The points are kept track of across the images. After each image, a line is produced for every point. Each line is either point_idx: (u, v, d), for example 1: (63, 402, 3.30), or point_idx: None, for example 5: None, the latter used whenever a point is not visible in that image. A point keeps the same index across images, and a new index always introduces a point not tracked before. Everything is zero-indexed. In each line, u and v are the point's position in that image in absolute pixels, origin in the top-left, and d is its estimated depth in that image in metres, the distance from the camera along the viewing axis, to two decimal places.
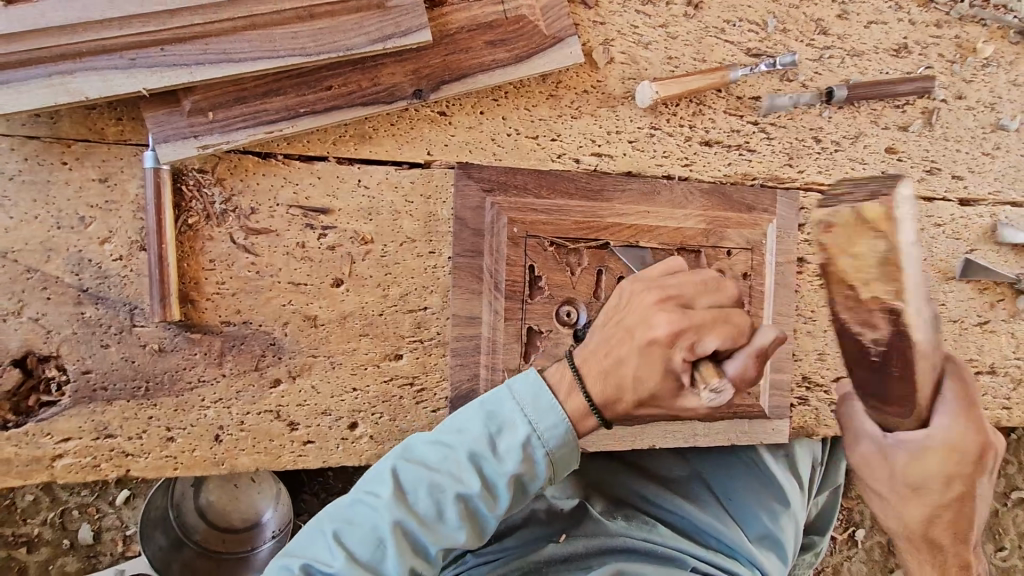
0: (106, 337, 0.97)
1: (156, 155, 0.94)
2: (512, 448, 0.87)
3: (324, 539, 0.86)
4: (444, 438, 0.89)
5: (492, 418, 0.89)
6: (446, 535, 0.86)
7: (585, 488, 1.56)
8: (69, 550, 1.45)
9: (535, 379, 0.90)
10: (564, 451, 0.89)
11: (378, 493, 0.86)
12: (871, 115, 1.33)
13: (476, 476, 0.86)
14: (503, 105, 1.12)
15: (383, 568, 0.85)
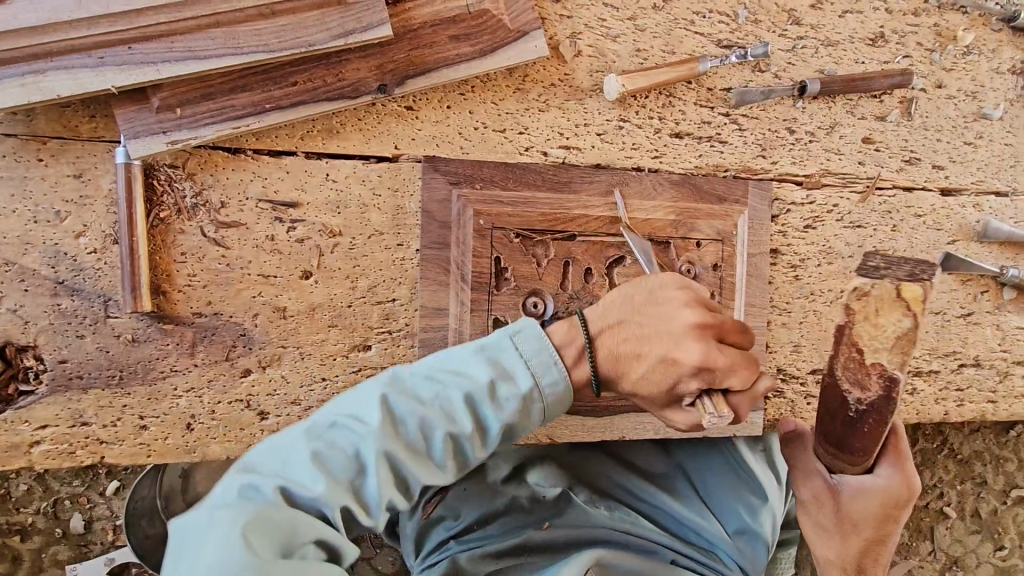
0: (81, 328, 1.01)
1: (126, 151, 0.97)
2: (506, 394, 0.89)
3: (302, 454, 0.82)
4: (439, 377, 0.89)
5: (492, 364, 0.90)
6: (428, 472, 0.88)
7: (568, 476, 1.51)
8: (61, 538, 1.49)
9: (538, 329, 0.92)
10: (555, 404, 0.93)
11: (367, 419, 0.85)
12: (847, 105, 1.32)
13: (468, 417, 0.88)
14: (470, 99, 1.14)
15: (362, 497, 0.84)
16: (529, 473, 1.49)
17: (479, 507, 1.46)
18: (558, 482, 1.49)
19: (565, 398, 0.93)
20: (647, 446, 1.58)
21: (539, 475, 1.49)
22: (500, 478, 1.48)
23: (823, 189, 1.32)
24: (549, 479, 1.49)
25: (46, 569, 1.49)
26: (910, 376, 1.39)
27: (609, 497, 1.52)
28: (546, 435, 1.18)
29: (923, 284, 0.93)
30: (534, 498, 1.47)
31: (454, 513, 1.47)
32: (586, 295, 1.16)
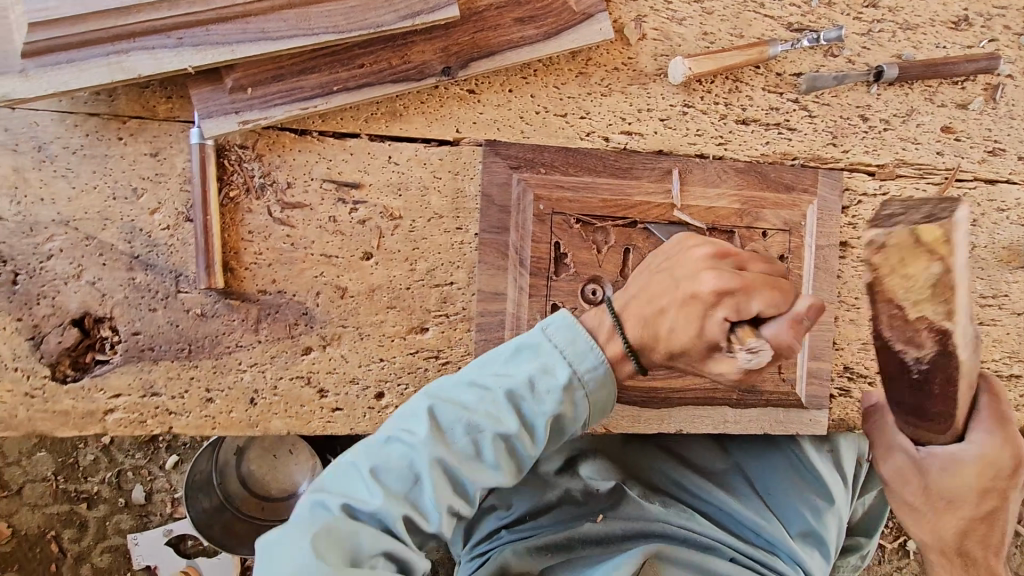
0: (153, 302, 1.04)
1: (200, 130, 1.00)
2: (549, 389, 0.89)
3: (360, 471, 0.85)
4: (478, 381, 0.90)
5: (528, 359, 0.91)
6: (482, 475, 0.88)
7: (621, 470, 1.51)
8: (124, 508, 1.56)
9: (570, 320, 0.92)
10: (602, 391, 0.92)
11: (417, 430, 0.86)
12: (925, 92, 1.26)
13: (512, 415, 0.88)
14: (532, 83, 1.13)
15: (421, 506, 0.85)
16: (581, 466, 1.50)
17: (530, 496, 1.45)
18: (611, 475, 1.49)
19: (608, 385, 0.92)
20: (701, 444, 1.57)
21: (593, 467, 1.50)
22: (553, 469, 1.49)
23: (897, 180, 1.26)
24: (602, 472, 1.49)
25: (109, 537, 1.55)
26: (988, 380, 1.30)
27: (663, 492, 1.51)
28: (601, 425, 1.15)
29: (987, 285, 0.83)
30: (588, 490, 1.46)
31: (506, 503, 1.47)
32: None
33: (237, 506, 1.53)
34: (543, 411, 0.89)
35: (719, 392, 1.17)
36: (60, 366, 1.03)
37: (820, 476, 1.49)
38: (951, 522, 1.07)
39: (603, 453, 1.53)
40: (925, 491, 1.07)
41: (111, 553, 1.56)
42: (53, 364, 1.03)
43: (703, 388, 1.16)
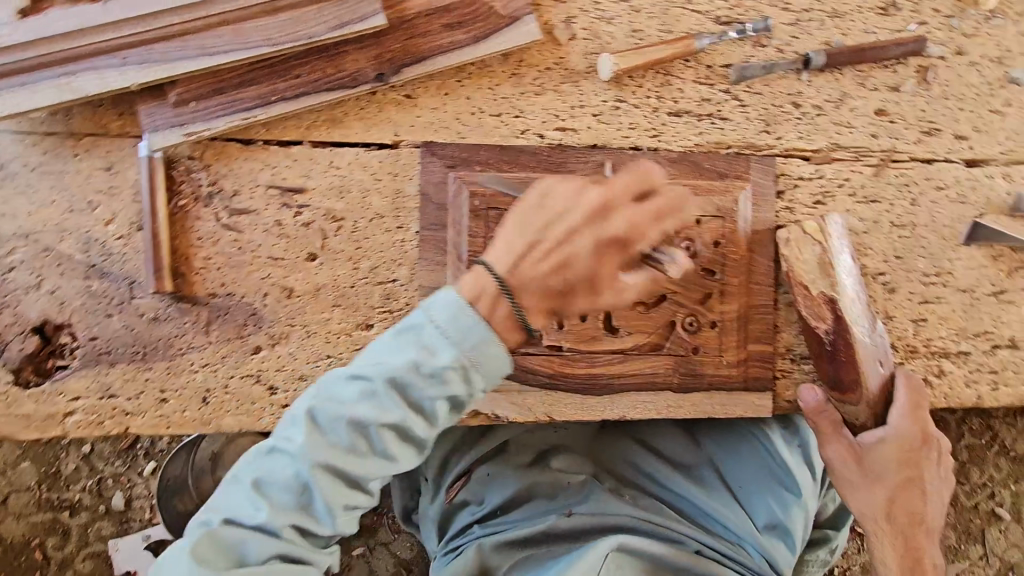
0: (109, 308, 1.10)
1: (148, 143, 1.06)
2: (430, 370, 0.90)
3: (246, 486, 0.90)
4: (354, 376, 0.91)
5: (408, 344, 0.91)
6: (376, 468, 0.92)
7: (593, 464, 1.51)
8: (105, 515, 1.60)
9: (451, 298, 0.91)
10: (490, 364, 0.92)
11: (295, 437, 0.90)
12: (857, 77, 1.29)
13: (397, 404, 0.90)
14: (467, 86, 1.18)
15: (315, 510, 0.91)
16: (552, 460, 1.48)
17: (500, 491, 1.44)
18: (583, 470, 1.48)
19: (498, 355, 0.92)
20: (672, 437, 1.52)
21: (565, 461, 1.48)
22: (524, 462, 1.47)
23: (833, 164, 1.28)
24: (573, 466, 1.48)
25: (91, 544, 1.60)
26: (936, 358, 1.31)
27: (635, 486, 1.48)
28: (545, 414, 1.18)
29: (821, 219, 1.17)
30: (559, 484, 1.44)
31: (478, 498, 1.46)
32: None
33: None
34: (430, 395, 0.91)
35: (661, 376, 1.20)
36: (24, 372, 1.09)
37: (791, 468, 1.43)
38: (884, 493, 1.15)
39: (577, 448, 1.53)
40: (862, 468, 1.15)
41: (93, 559, 1.60)
42: (16, 370, 1.08)
43: (645, 374, 1.19)
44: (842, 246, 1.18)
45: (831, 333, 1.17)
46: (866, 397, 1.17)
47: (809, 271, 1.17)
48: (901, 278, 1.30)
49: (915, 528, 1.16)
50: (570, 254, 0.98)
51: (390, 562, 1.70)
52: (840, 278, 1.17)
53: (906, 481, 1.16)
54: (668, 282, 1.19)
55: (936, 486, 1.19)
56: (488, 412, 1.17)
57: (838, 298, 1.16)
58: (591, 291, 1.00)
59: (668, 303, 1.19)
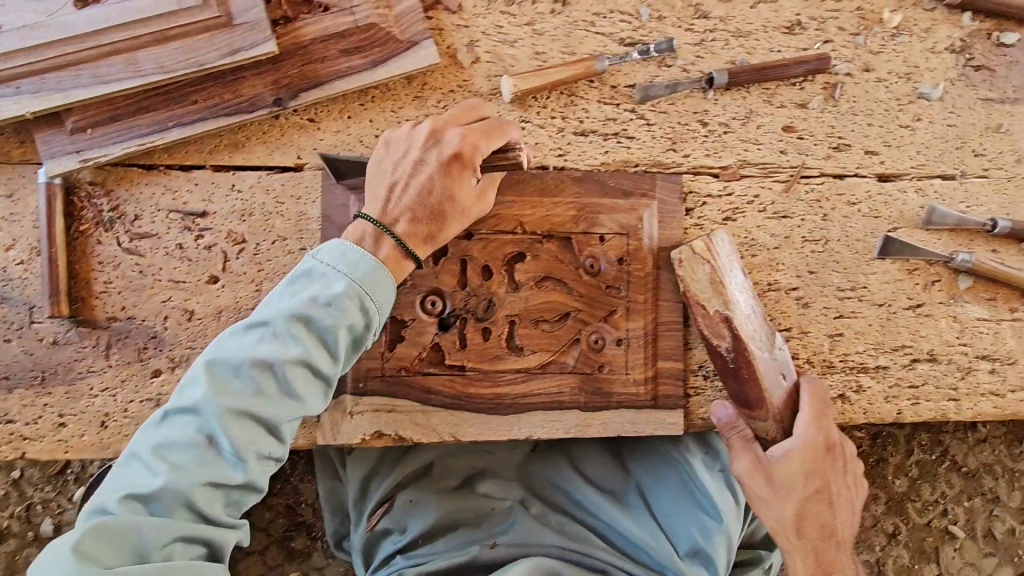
0: (8, 332, 1.10)
1: (46, 170, 1.08)
2: (325, 301, 0.93)
3: (144, 456, 0.86)
4: (248, 328, 0.91)
5: (300, 287, 0.94)
6: (281, 407, 0.90)
7: (520, 489, 1.47)
8: (34, 541, 1.59)
9: (340, 241, 0.97)
10: (382, 292, 0.97)
11: (195, 391, 0.87)
12: (763, 95, 1.30)
13: (296, 339, 0.91)
14: (370, 109, 1.20)
15: (222, 463, 0.86)
16: (478, 485, 1.45)
17: (422, 519, 1.42)
18: (509, 495, 1.45)
19: (389, 283, 0.98)
20: (600, 458, 1.49)
21: (491, 487, 1.46)
22: (450, 488, 1.46)
23: (741, 180, 1.29)
24: (500, 492, 1.46)
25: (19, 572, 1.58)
26: (855, 373, 1.30)
27: (562, 512, 1.44)
28: (449, 434, 1.15)
29: (705, 237, 1.14)
30: (484, 511, 1.43)
31: (401, 526, 1.43)
32: (484, 292, 1.16)
33: None
34: (329, 327, 0.92)
35: (567, 396, 1.17)
36: None
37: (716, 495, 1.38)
38: (792, 507, 1.10)
39: (503, 472, 1.48)
40: (770, 484, 1.10)
41: None
42: None
43: (550, 393, 1.16)
44: (730, 261, 1.16)
45: (730, 351, 1.13)
46: (773, 411, 1.13)
47: (703, 285, 1.15)
48: (816, 292, 1.29)
49: (824, 542, 1.11)
50: (426, 185, 1.04)
51: None
52: (733, 293, 1.14)
53: (815, 493, 1.11)
54: (572, 300, 1.18)
55: (845, 496, 1.14)
56: (390, 433, 1.14)
57: (732, 316, 1.13)
58: (461, 210, 1.05)
59: (572, 320, 1.17)
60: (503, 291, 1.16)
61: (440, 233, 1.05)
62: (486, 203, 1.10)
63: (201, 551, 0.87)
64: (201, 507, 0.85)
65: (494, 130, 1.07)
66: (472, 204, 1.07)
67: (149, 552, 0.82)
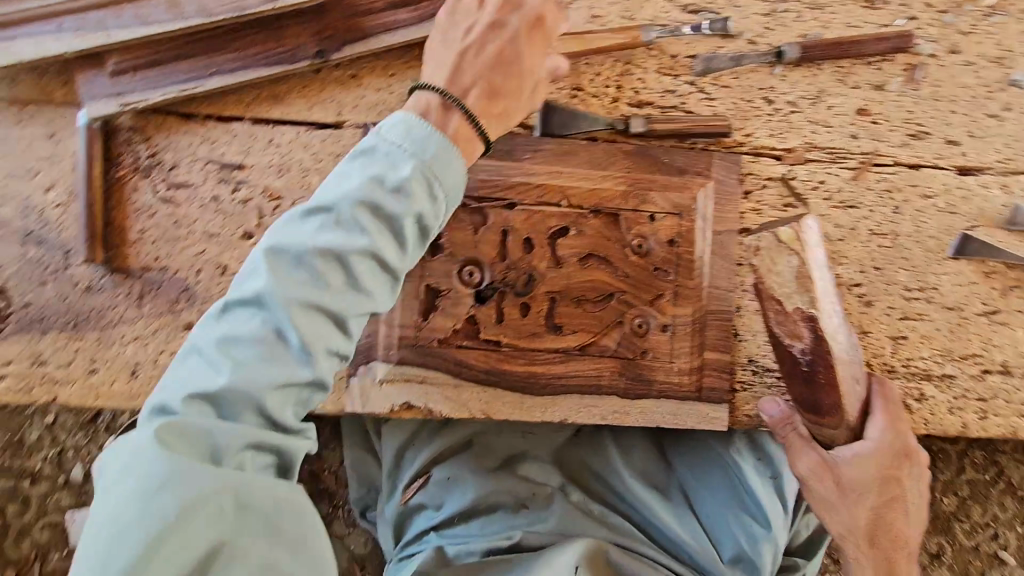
0: (44, 275, 1.10)
1: (85, 113, 1.06)
2: (412, 176, 0.83)
3: (202, 354, 0.74)
4: (333, 201, 0.80)
5: (364, 167, 0.83)
6: (348, 298, 0.80)
7: (560, 474, 1.46)
8: (64, 486, 1.62)
9: (406, 115, 0.86)
10: (449, 174, 0.85)
11: (252, 280, 0.77)
12: (836, 73, 1.20)
13: (372, 221, 0.81)
14: (415, 67, 1.14)
15: (289, 357, 0.75)
16: (519, 468, 1.45)
17: (458, 498, 1.42)
18: (548, 480, 1.45)
19: (459, 165, 0.87)
20: (643, 451, 1.47)
21: (531, 470, 1.45)
22: (489, 468, 1.44)
23: (806, 164, 1.20)
24: (539, 476, 1.44)
25: (49, 514, 1.62)
26: (916, 380, 1.20)
27: (600, 501, 1.44)
28: (481, 411, 1.11)
29: (792, 224, 1.05)
30: (523, 496, 1.42)
31: (436, 502, 1.43)
32: (524, 265, 1.11)
33: None
34: (398, 214, 0.82)
35: (605, 380, 1.12)
36: None
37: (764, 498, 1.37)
38: (862, 514, 1.05)
39: (544, 455, 1.47)
40: (839, 489, 1.05)
41: (51, 529, 1.62)
42: None
43: (587, 376, 1.12)
44: (820, 254, 1.05)
45: (808, 352, 1.05)
46: (846, 422, 1.05)
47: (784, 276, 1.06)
48: (879, 290, 1.19)
49: (895, 552, 1.07)
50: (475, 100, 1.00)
51: (342, 557, 1.66)
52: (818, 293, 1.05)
53: (888, 500, 1.06)
54: (616, 281, 1.12)
55: (916, 504, 1.09)
56: (420, 406, 1.11)
57: (818, 314, 1.03)
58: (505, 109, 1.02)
59: (616, 301, 1.12)
60: (545, 266, 1.11)
61: (510, 114, 1.04)
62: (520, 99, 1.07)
63: (271, 461, 0.76)
64: (269, 409, 0.74)
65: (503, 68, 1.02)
66: (517, 99, 1.05)
67: (219, 458, 0.71)
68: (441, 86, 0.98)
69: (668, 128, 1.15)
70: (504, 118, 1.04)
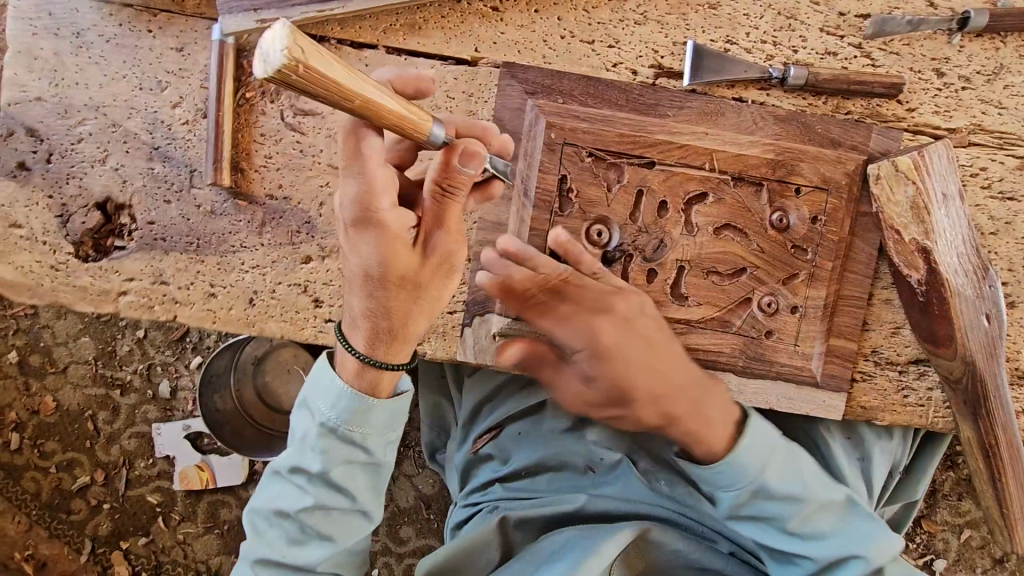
0: (168, 194, 1.08)
1: (221, 27, 1.01)
2: (359, 398, 0.96)
3: (258, 527, 1.02)
4: (305, 437, 0.99)
5: (317, 404, 0.98)
6: (335, 497, 1.00)
7: (631, 440, 1.37)
8: (151, 399, 1.67)
9: (337, 400, 0.96)
10: (369, 419, 0.97)
11: (279, 486, 1.02)
12: (1020, 49, 1.08)
13: (333, 447, 0.98)
14: (561, 4, 1.06)
15: (299, 545, 1.01)
16: (588, 432, 1.38)
17: (526, 453, 1.41)
18: (618, 446, 1.37)
19: (387, 404, 0.98)
20: None
21: (600, 435, 1.38)
22: (559, 428, 1.40)
23: (970, 147, 1.10)
24: (609, 441, 1.38)
25: (136, 424, 1.67)
26: None
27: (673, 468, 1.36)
28: None
29: (914, 153, 1.01)
30: (592, 459, 1.38)
31: (504, 456, 1.43)
32: (657, 230, 1.06)
33: (250, 411, 1.60)
34: (356, 429, 0.98)
35: (724, 356, 1.08)
36: (83, 246, 1.10)
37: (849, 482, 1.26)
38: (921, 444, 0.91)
39: (615, 418, 1.40)
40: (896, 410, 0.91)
41: (138, 438, 1.68)
42: (76, 242, 1.09)
43: (707, 351, 1.08)
44: (943, 182, 1.02)
45: (923, 284, 1.04)
46: (962, 354, 1.04)
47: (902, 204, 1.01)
48: None
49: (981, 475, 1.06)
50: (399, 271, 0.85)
51: (410, 494, 1.71)
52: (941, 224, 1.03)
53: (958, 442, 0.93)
54: (751, 254, 1.06)
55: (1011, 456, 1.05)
56: (531, 361, 1.09)
57: (932, 246, 1.02)
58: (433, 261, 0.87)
59: (747, 277, 1.07)
60: (678, 232, 1.06)
61: (420, 285, 0.88)
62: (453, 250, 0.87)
63: None
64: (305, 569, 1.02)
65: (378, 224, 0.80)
66: (416, 260, 0.85)
67: None
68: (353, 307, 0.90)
69: (831, 86, 1.05)
70: (417, 292, 0.88)
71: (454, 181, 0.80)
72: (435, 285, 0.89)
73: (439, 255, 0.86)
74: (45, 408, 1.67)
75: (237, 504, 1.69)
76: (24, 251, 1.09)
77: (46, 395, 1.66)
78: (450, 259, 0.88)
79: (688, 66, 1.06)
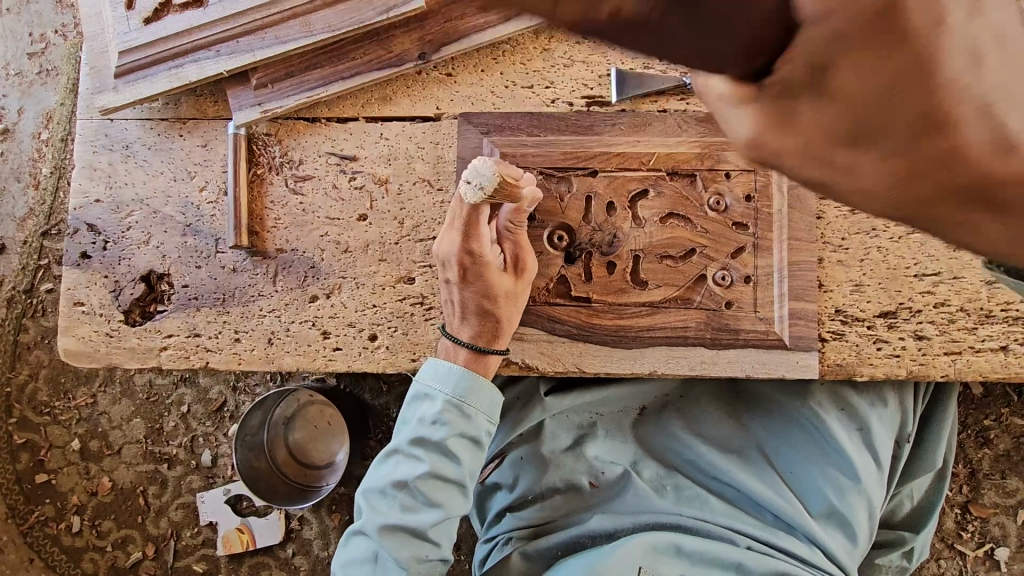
0: (199, 260, 1.30)
1: (234, 122, 1.27)
2: (473, 376, 1.13)
3: (378, 500, 1.14)
4: (427, 413, 1.14)
5: (437, 387, 1.14)
6: (446, 467, 1.12)
7: (631, 452, 1.43)
8: (195, 469, 1.81)
9: (456, 378, 1.13)
10: (480, 395, 1.14)
11: (397, 462, 1.15)
12: None
13: (452, 420, 1.12)
14: (502, 62, 1.29)
15: (412, 513, 1.12)
16: (589, 446, 1.43)
17: (533, 476, 1.44)
18: (620, 459, 1.42)
19: (491, 384, 1.15)
20: (717, 421, 1.43)
21: (600, 449, 1.43)
22: (560, 447, 1.45)
23: None
24: (610, 455, 1.43)
25: (182, 495, 1.80)
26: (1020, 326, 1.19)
27: (677, 473, 1.39)
28: (575, 365, 1.19)
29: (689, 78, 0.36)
30: (595, 473, 1.41)
31: (511, 482, 1.47)
32: (609, 227, 1.20)
33: (283, 469, 1.72)
34: (471, 405, 1.13)
35: (691, 332, 1.18)
36: (132, 314, 1.30)
37: (849, 456, 1.32)
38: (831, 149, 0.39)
39: (614, 433, 1.46)
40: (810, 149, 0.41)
41: (184, 509, 1.80)
42: (126, 311, 1.30)
43: (674, 327, 1.18)
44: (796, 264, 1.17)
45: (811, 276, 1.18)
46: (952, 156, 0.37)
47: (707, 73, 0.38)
48: None
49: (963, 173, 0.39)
50: (505, 287, 1.12)
51: None
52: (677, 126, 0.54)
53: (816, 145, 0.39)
54: (696, 237, 1.19)
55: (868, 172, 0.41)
56: (518, 362, 1.20)
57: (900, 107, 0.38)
58: (526, 276, 1.15)
59: (698, 256, 1.19)
60: (628, 227, 1.20)
61: (516, 296, 1.14)
62: (532, 269, 1.16)
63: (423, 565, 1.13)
64: (422, 536, 1.12)
65: (483, 261, 1.10)
66: (509, 279, 1.13)
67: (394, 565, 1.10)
68: (465, 322, 1.15)
69: None
70: (514, 302, 1.14)
71: (522, 216, 1.12)
72: (524, 293, 1.15)
73: (525, 273, 1.15)
74: (103, 489, 1.82)
75: (277, 565, 1.76)
76: (85, 324, 1.30)
77: (104, 476, 1.82)
78: (531, 274, 1.16)
79: (614, 88, 1.26)
